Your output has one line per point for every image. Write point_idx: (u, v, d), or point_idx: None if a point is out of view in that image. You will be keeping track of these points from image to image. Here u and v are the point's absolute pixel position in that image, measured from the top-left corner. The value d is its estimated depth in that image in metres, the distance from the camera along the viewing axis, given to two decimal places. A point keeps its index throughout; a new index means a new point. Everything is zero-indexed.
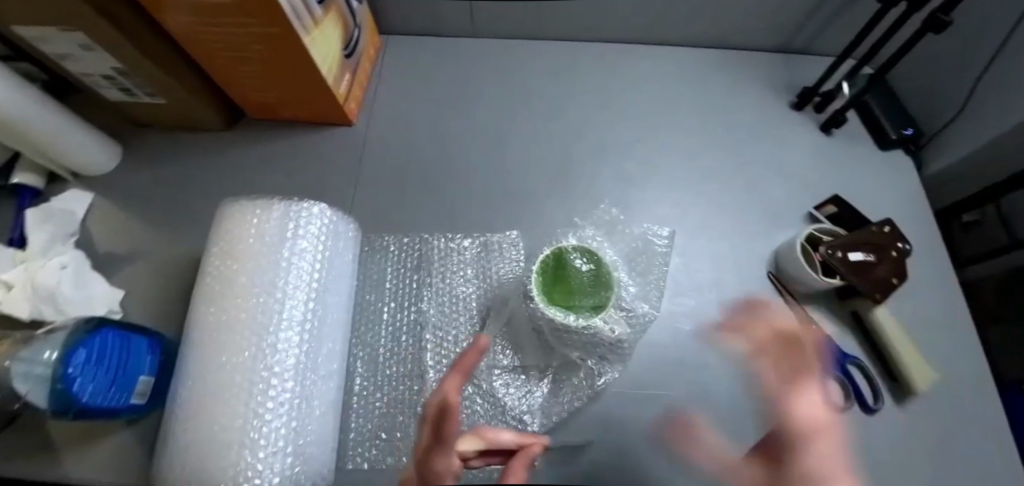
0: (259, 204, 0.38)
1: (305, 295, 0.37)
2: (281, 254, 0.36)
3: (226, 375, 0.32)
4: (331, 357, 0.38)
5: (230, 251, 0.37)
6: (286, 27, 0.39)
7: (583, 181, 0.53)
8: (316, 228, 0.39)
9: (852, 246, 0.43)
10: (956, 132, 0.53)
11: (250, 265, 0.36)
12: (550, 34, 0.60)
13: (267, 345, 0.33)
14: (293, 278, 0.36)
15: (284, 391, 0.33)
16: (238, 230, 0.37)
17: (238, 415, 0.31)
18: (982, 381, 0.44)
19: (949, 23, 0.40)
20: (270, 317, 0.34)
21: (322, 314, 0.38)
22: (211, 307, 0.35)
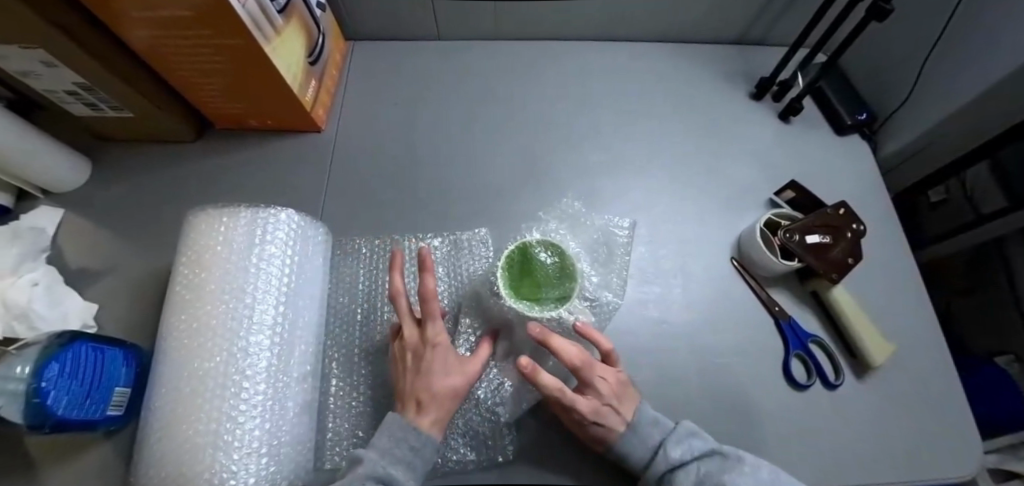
0: (225, 212, 0.39)
1: (275, 299, 0.37)
2: (249, 260, 0.37)
3: (198, 381, 0.33)
4: (304, 358, 0.39)
5: (198, 260, 0.37)
6: (247, 37, 0.39)
7: (550, 176, 0.54)
8: (284, 233, 0.40)
9: (808, 229, 0.44)
10: (907, 114, 0.55)
11: (218, 272, 0.36)
12: (515, 34, 0.62)
13: (238, 349, 0.34)
14: (262, 282, 0.37)
15: (256, 394, 0.34)
16: (206, 238, 0.38)
17: (210, 419, 0.31)
18: (937, 352, 0.46)
19: (891, 12, 0.41)
20: (239, 322, 0.35)
21: (293, 317, 0.38)
22: (182, 315, 0.36)
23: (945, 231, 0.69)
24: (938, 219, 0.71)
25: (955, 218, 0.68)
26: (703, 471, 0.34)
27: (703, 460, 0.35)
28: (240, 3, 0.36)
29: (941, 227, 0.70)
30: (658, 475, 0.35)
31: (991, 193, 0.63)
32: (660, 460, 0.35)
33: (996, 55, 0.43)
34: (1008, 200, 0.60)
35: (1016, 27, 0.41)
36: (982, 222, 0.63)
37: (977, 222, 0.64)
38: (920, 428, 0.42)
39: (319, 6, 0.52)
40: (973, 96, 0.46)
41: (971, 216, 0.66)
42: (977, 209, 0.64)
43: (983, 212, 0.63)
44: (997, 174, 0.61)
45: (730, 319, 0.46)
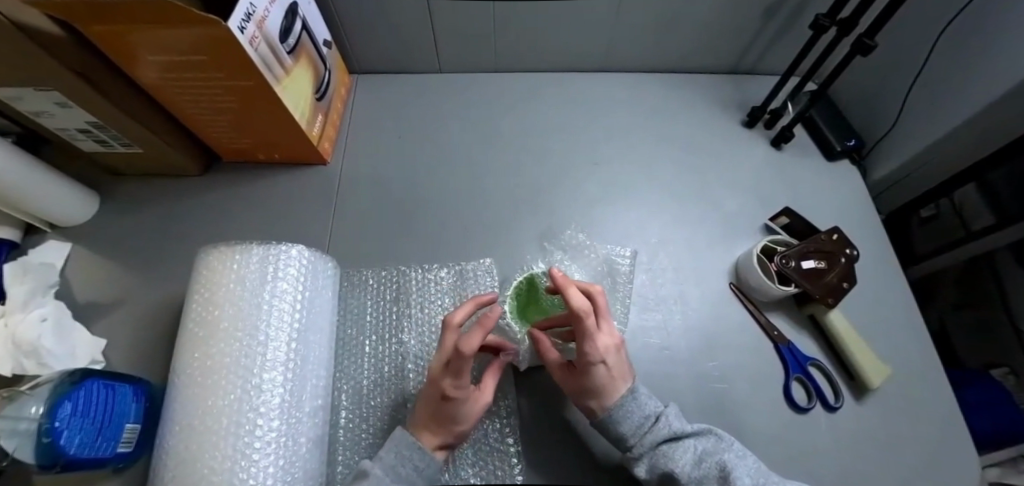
0: (237, 249, 0.40)
1: (287, 336, 0.38)
2: (262, 298, 0.38)
3: (212, 420, 0.33)
4: (316, 393, 0.39)
5: (211, 298, 0.38)
6: (258, 79, 0.41)
7: (551, 205, 0.55)
8: (294, 269, 0.40)
9: (803, 255, 0.46)
10: (894, 140, 0.58)
11: (232, 310, 0.37)
12: (514, 66, 0.64)
13: (252, 386, 0.35)
14: (274, 320, 0.37)
15: (270, 430, 0.34)
16: (219, 277, 0.39)
17: (226, 457, 0.32)
18: (933, 373, 0.47)
19: (874, 47, 0.43)
20: (253, 360, 0.35)
21: (304, 352, 0.39)
22: (195, 354, 0.36)
23: (935, 248, 0.71)
24: (929, 234, 0.72)
25: (946, 233, 0.69)
26: (700, 447, 0.34)
27: (699, 437, 0.35)
28: (252, 46, 0.38)
29: (932, 243, 0.72)
30: (652, 445, 0.34)
31: (980, 211, 0.64)
32: (654, 429, 0.34)
33: (977, 86, 0.45)
34: (994, 217, 0.61)
35: (995, 60, 0.43)
36: (972, 238, 0.64)
37: (967, 238, 0.66)
38: (920, 448, 0.43)
39: (326, 45, 0.53)
40: (958, 123, 0.48)
41: (962, 232, 0.67)
42: (967, 226, 0.66)
43: (973, 228, 0.65)
44: (984, 195, 0.61)
45: (730, 344, 0.47)
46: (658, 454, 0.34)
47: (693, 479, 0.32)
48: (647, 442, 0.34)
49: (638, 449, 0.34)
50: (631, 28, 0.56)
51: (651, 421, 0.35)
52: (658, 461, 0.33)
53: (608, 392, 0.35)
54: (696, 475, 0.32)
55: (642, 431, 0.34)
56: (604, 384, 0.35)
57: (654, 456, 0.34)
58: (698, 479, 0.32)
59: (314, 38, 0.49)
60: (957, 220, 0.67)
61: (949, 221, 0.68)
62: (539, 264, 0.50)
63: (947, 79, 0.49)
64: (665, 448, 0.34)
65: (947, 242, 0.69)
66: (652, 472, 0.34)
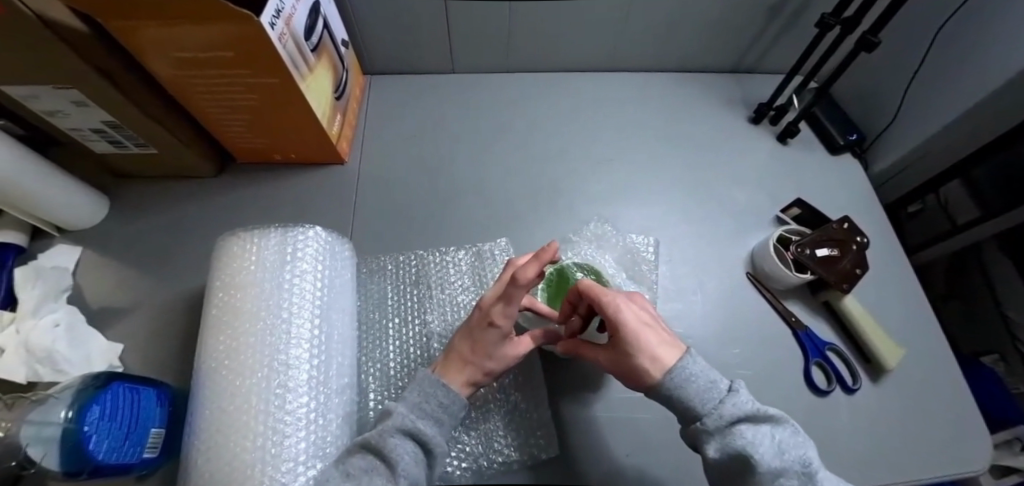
0: (256, 233, 0.40)
1: (310, 313, 0.38)
2: (283, 277, 0.38)
3: (242, 396, 0.33)
4: (342, 371, 0.39)
5: (233, 282, 0.38)
6: (285, 76, 0.41)
7: (569, 201, 0.56)
8: (313, 250, 0.40)
9: (817, 243, 0.48)
10: (891, 135, 0.60)
11: (255, 290, 0.37)
12: (526, 67, 0.65)
13: (280, 363, 0.34)
14: (296, 298, 0.37)
15: (300, 406, 0.34)
16: (239, 260, 0.39)
17: (258, 433, 0.31)
18: (939, 354, 0.49)
19: (877, 43, 0.46)
20: (278, 336, 0.35)
21: (328, 330, 0.39)
22: (221, 334, 0.36)
23: (925, 239, 0.74)
24: (919, 227, 0.75)
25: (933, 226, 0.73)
26: (778, 437, 0.30)
27: (778, 425, 0.30)
28: (281, 43, 0.38)
29: (922, 236, 0.75)
30: (727, 423, 0.30)
31: (964, 205, 0.66)
32: (730, 409, 0.30)
33: (970, 83, 0.48)
34: (977, 210, 0.64)
35: (987, 58, 0.46)
36: (961, 230, 0.67)
37: (954, 231, 0.68)
38: (936, 427, 0.45)
39: (345, 45, 0.53)
40: (952, 119, 0.51)
41: (950, 225, 0.70)
42: (952, 219, 0.69)
43: (959, 222, 0.68)
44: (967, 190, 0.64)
45: (751, 331, 0.48)
46: (733, 434, 0.29)
47: (773, 469, 0.28)
48: (723, 417, 0.30)
49: (708, 424, 0.30)
50: (643, 29, 0.58)
51: (726, 397, 0.31)
52: (733, 444, 0.29)
53: (660, 360, 0.32)
54: (776, 466, 0.28)
55: (715, 402, 0.30)
56: (653, 349, 0.32)
57: (728, 434, 0.29)
58: (777, 471, 0.28)
59: (334, 38, 0.49)
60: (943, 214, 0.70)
61: (935, 214, 0.71)
62: (569, 255, 0.49)
63: (941, 77, 0.52)
64: (743, 430, 0.29)
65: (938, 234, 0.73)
66: (723, 453, 0.30)
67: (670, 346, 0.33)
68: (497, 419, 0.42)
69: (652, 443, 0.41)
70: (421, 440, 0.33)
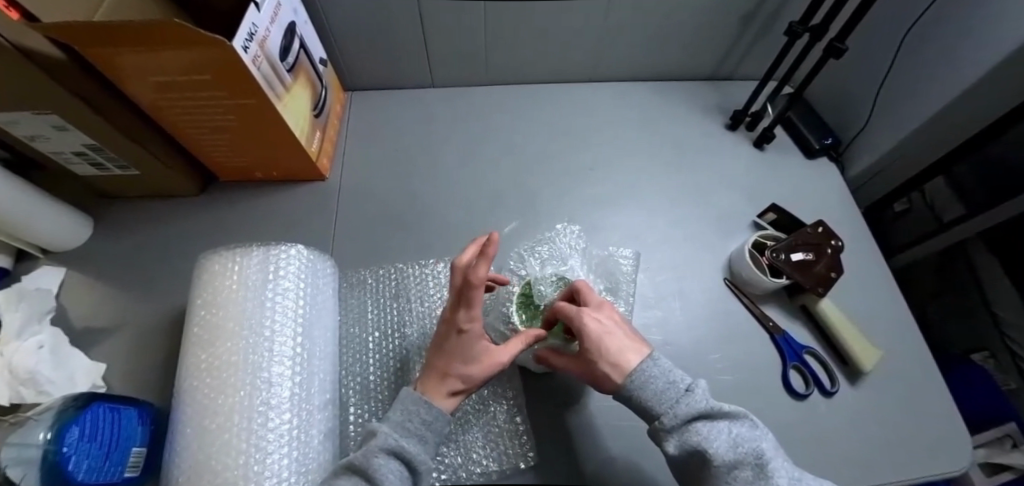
0: (238, 251, 0.39)
1: (292, 331, 0.37)
2: (264, 295, 0.37)
3: (225, 416, 0.33)
4: (325, 387, 0.39)
5: (213, 300, 0.37)
6: (260, 96, 0.41)
7: (549, 211, 0.57)
8: (295, 268, 0.39)
9: (792, 248, 0.48)
10: (866, 137, 0.61)
11: (236, 309, 0.37)
12: (506, 79, 0.66)
13: (261, 381, 0.34)
14: (279, 316, 0.37)
15: (282, 423, 0.34)
16: (220, 279, 0.38)
17: (240, 451, 0.31)
18: (918, 353, 0.50)
19: (845, 50, 0.47)
20: (260, 355, 0.35)
21: (312, 347, 0.38)
22: (202, 354, 0.36)
23: (910, 240, 0.76)
24: (904, 228, 0.77)
25: (918, 227, 0.74)
26: (735, 431, 0.30)
27: (736, 420, 0.31)
28: (255, 65, 0.39)
29: (907, 235, 0.76)
30: (682, 420, 0.31)
31: (950, 201, 0.68)
32: (685, 407, 0.31)
33: (940, 84, 0.49)
34: (962, 206, 0.66)
35: (954, 59, 0.47)
36: (943, 229, 0.68)
37: (941, 228, 0.69)
38: (917, 428, 0.45)
39: (323, 63, 0.54)
40: (925, 119, 0.51)
41: (935, 222, 0.72)
42: (939, 218, 0.71)
43: (945, 219, 0.69)
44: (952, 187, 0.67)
45: (731, 337, 0.49)
46: (689, 431, 0.31)
47: (728, 463, 0.29)
48: (678, 416, 0.31)
49: (664, 422, 0.31)
50: (618, 39, 0.59)
51: (682, 396, 0.32)
52: (688, 440, 0.30)
53: (619, 361, 0.33)
54: (731, 460, 0.29)
55: (673, 401, 0.32)
56: (610, 352, 0.34)
57: (685, 432, 0.31)
58: (732, 464, 0.29)
59: (311, 57, 0.50)
60: (930, 213, 0.72)
61: (923, 215, 0.74)
62: (545, 251, 0.50)
63: (911, 78, 0.52)
64: (698, 426, 0.31)
65: (922, 233, 0.73)
66: (682, 449, 0.31)
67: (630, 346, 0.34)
68: (476, 431, 0.42)
69: (631, 450, 0.41)
70: (405, 459, 0.32)
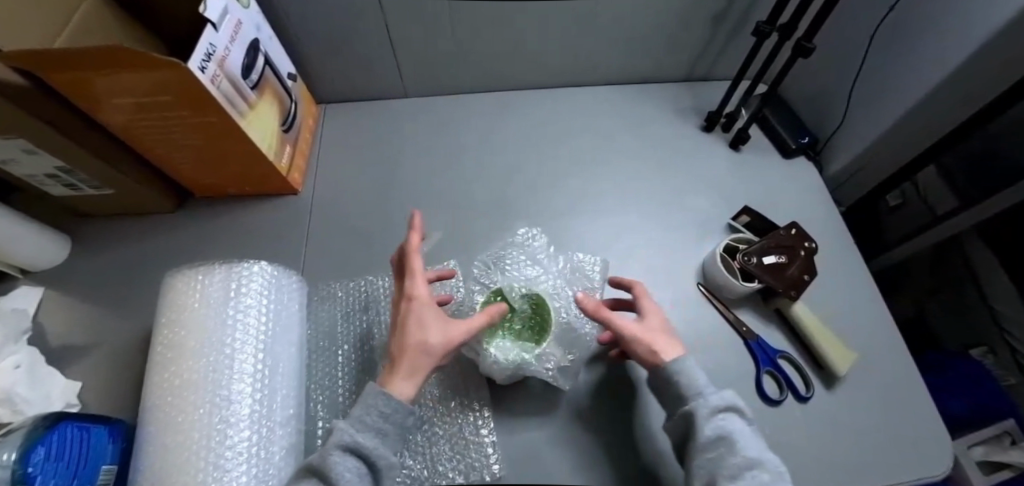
0: (201, 269, 0.39)
1: (254, 348, 0.37)
2: (225, 313, 0.37)
3: (184, 434, 0.33)
4: (288, 402, 0.39)
5: (175, 318, 0.38)
6: (222, 116, 0.42)
7: (522, 219, 0.57)
8: (258, 284, 0.40)
9: (764, 251, 0.48)
10: (843, 135, 0.60)
11: (197, 327, 0.37)
12: (480, 87, 0.66)
13: (221, 399, 0.34)
14: (240, 333, 0.37)
15: (241, 441, 0.34)
16: (182, 297, 0.38)
17: (198, 470, 0.32)
18: (897, 355, 0.49)
19: (813, 49, 0.46)
20: (221, 373, 0.35)
21: (274, 363, 0.38)
22: (165, 372, 0.36)
23: (904, 235, 0.74)
24: (899, 221, 0.75)
25: (912, 221, 0.72)
26: (747, 430, 0.33)
27: (754, 428, 0.34)
28: (213, 85, 0.39)
29: (901, 230, 0.75)
30: (715, 409, 0.33)
31: (942, 194, 0.66)
32: (725, 399, 0.34)
33: (911, 80, 0.48)
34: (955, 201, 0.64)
35: (922, 55, 0.46)
36: (938, 223, 0.67)
37: (935, 221, 0.68)
38: (896, 432, 0.44)
39: (292, 78, 0.55)
40: (899, 116, 0.50)
41: (930, 216, 0.70)
42: (932, 209, 0.69)
43: (938, 212, 0.67)
44: (944, 180, 0.65)
45: (705, 343, 0.48)
46: (721, 419, 0.33)
47: (752, 455, 0.31)
48: (715, 403, 0.33)
49: (704, 405, 0.33)
50: (588, 44, 0.59)
51: (713, 390, 0.35)
52: (725, 428, 0.32)
53: (659, 351, 0.37)
54: (755, 457, 0.31)
55: (705, 391, 0.34)
56: (657, 342, 0.37)
57: (718, 419, 0.33)
58: (755, 458, 0.31)
59: (277, 73, 0.50)
60: (924, 206, 0.70)
61: (918, 210, 0.71)
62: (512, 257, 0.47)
63: (882, 75, 0.52)
64: (732, 420, 0.33)
65: (913, 229, 0.72)
66: (715, 436, 0.32)
67: (671, 340, 0.38)
68: (443, 444, 0.41)
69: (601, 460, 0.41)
70: (363, 454, 0.32)
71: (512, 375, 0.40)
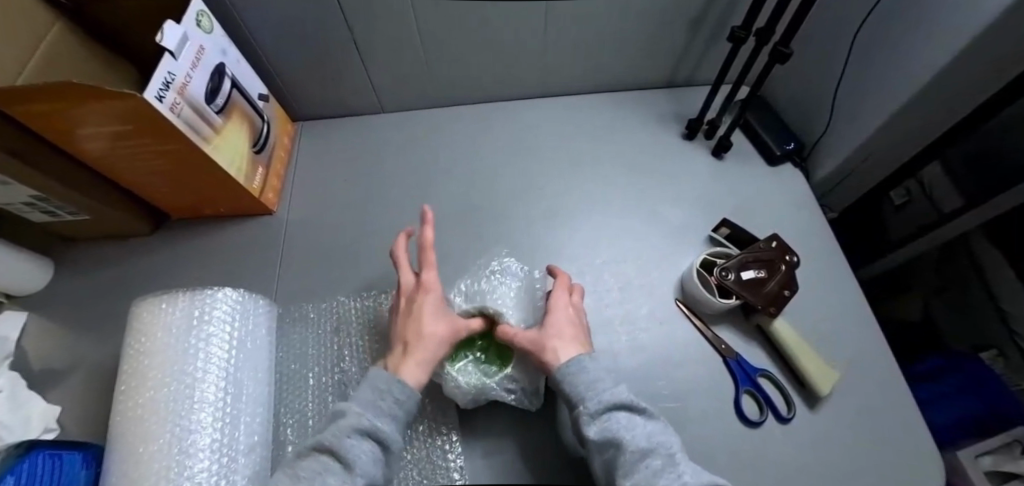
0: (166, 296, 0.39)
1: (217, 375, 0.37)
2: (188, 341, 0.37)
3: (143, 466, 0.33)
4: (253, 429, 0.39)
5: (141, 347, 0.38)
6: (185, 143, 0.41)
7: (499, 233, 0.56)
8: (223, 311, 0.40)
9: (742, 265, 0.46)
10: (829, 139, 0.58)
11: (160, 356, 0.37)
12: (459, 99, 0.66)
13: (181, 429, 0.34)
14: (202, 361, 0.37)
15: (201, 471, 0.33)
16: (148, 325, 0.38)
17: None
18: (885, 371, 0.47)
19: (790, 55, 0.44)
20: (182, 402, 0.35)
21: (238, 390, 0.38)
22: (127, 401, 0.36)
23: (910, 233, 0.68)
24: (904, 221, 0.70)
25: (918, 220, 0.67)
26: (648, 425, 0.33)
27: (651, 418, 0.34)
28: (174, 113, 0.38)
29: (905, 229, 0.69)
30: (600, 408, 0.33)
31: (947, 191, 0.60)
32: (610, 396, 0.33)
33: (892, 85, 0.46)
34: (961, 198, 0.58)
35: (902, 61, 0.44)
36: (944, 221, 0.61)
37: (941, 220, 0.62)
38: (885, 452, 0.42)
39: (263, 98, 0.55)
40: (882, 121, 0.48)
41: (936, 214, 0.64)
42: (937, 207, 0.62)
43: (944, 210, 0.61)
44: (949, 175, 0.58)
45: (682, 360, 0.47)
46: (607, 418, 0.32)
47: (641, 449, 0.30)
48: (600, 403, 0.33)
49: (587, 409, 0.33)
50: (563, 53, 0.58)
51: (602, 387, 0.34)
52: (608, 428, 0.32)
53: (546, 361, 0.36)
54: (646, 447, 0.31)
55: (590, 391, 0.34)
56: (546, 352, 0.36)
57: (602, 418, 0.32)
58: (647, 450, 0.30)
59: (245, 95, 0.50)
60: (929, 203, 0.64)
61: (923, 208, 0.65)
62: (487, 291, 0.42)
63: (864, 80, 0.50)
64: (618, 416, 0.33)
65: (919, 226, 0.66)
66: (601, 435, 0.32)
67: (569, 347, 0.37)
68: (410, 470, 0.41)
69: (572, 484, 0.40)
70: (378, 438, 0.32)
71: (476, 401, 0.39)
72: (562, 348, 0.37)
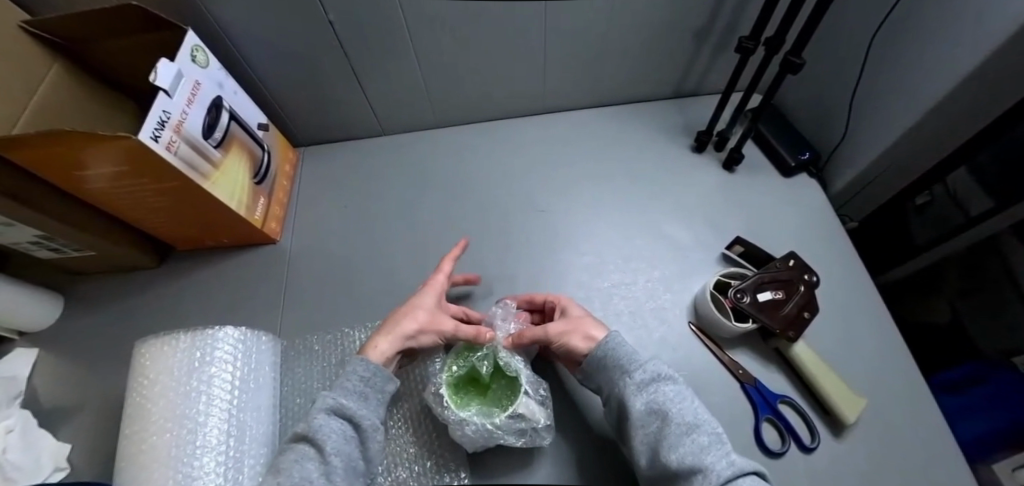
0: (167, 338, 0.39)
1: (221, 418, 0.37)
2: (190, 384, 0.37)
3: None
4: (257, 470, 0.38)
5: (142, 390, 0.37)
6: (183, 180, 0.41)
7: (506, 255, 0.55)
8: (224, 353, 0.39)
9: (759, 287, 0.44)
10: (846, 148, 0.56)
11: (161, 401, 0.36)
12: (460, 119, 0.65)
13: (184, 476, 0.34)
14: (205, 404, 0.37)
15: None
16: (150, 368, 0.38)
17: None
18: (918, 395, 0.44)
19: (802, 65, 0.42)
20: (184, 448, 0.35)
21: (241, 432, 0.38)
22: (130, 447, 0.35)
23: (937, 236, 0.63)
24: (926, 223, 0.64)
25: (945, 222, 0.61)
26: (689, 402, 0.35)
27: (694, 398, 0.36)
28: (170, 151, 0.38)
29: (932, 231, 0.64)
30: (646, 382, 0.36)
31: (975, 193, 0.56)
32: (651, 369, 0.36)
33: (912, 91, 0.44)
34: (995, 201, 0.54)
35: (920, 67, 0.42)
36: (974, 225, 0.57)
37: (972, 223, 0.57)
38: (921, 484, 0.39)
39: (263, 127, 0.55)
40: (903, 130, 0.46)
41: (961, 217, 0.59)
42: (965, 212, 0.58)
43: (972, 214, 0.57)
44: (976, 178, 0.54)
45: (698, 386, 0.45)
46: (653, 389, 0.35)
47: (687, 421, 0.33)
48: (645, 374, 0.36)
49: (632, 382, 0.36)
50: (565, 69, 0.57)
51: (644, 363, 0.37)
52: (655, 399, 0.34)
53: (580, 343, 0.39)
54: (692, 420, 0.33)
55: (635, 364, 0.37)
56: (577, 333, 0.40)
57: (650, 388, 0.35)
58: (692, 424, 0.32)
59: (244, 125, 0.50)
60: (954, 206, 0.59)
61: (947, 211, 0.61)
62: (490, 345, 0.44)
63: (882, 86, 0.47)
64: (664, 388, 0.35)
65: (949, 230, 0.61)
66: (649, 405, 0.34)
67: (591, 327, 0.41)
68: None
69: None
70: (348, 417, 0.33)
71: (479, 441, 0.37)
72: (587, 333, 0.40)
